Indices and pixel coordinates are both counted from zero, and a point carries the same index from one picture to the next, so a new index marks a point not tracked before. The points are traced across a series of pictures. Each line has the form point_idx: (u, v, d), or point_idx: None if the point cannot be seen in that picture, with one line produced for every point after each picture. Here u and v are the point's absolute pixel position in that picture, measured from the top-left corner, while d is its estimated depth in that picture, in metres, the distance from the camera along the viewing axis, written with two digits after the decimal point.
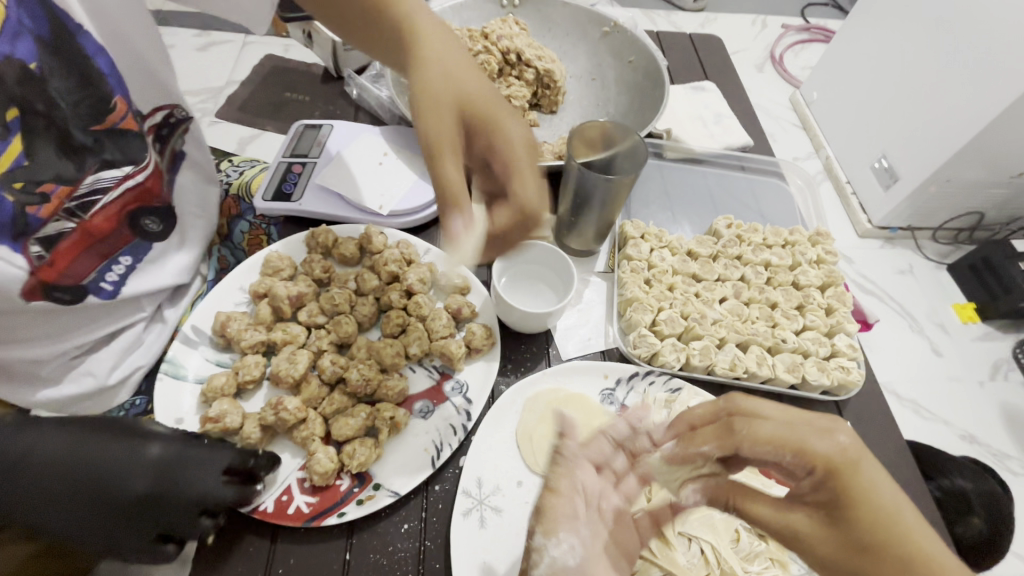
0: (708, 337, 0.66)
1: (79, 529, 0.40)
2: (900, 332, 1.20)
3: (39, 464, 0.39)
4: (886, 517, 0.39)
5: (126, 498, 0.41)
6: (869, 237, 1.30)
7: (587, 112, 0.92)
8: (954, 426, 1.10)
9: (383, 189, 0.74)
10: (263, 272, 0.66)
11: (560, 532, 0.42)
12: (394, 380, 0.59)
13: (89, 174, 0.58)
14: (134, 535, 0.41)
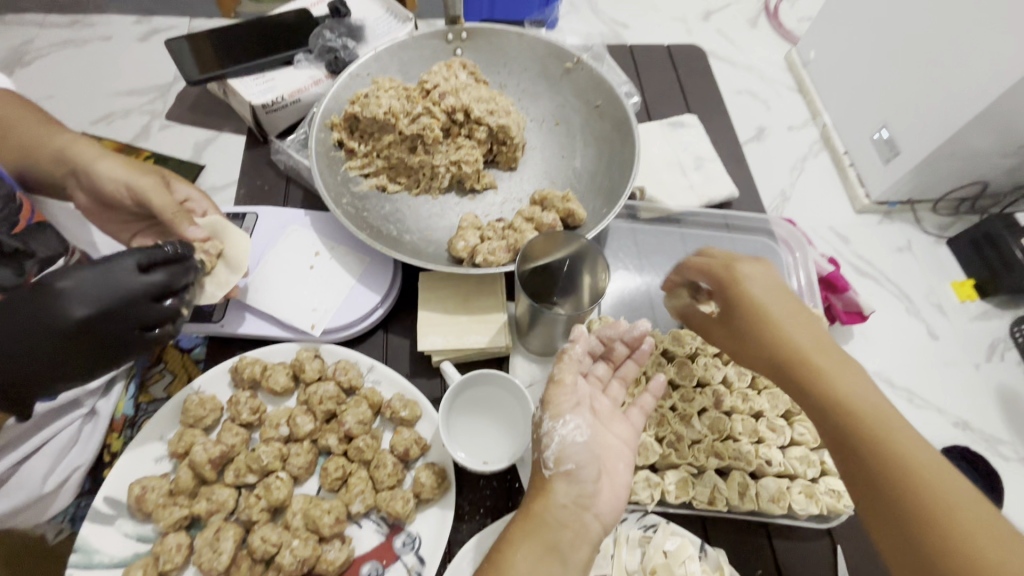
0: (683, 465, 0.60)
1: (75, 348, 0.50)
2: (895, 314, 1.08)
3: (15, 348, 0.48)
4: (765, 316, 0.51)
5: (73, 331, 0.49)
6: (866, 213, 1.18)
7: (552, 168, 0.79)
8: (947, 413, 0.99)
9: (314, 301, 0.65)
10: (183, 421, 0.59)
11: (565, 415, 0.50)
12: (334, 552, 0.53)
13: (31, 275, 0.63)
14: (109, 335, 0.51)
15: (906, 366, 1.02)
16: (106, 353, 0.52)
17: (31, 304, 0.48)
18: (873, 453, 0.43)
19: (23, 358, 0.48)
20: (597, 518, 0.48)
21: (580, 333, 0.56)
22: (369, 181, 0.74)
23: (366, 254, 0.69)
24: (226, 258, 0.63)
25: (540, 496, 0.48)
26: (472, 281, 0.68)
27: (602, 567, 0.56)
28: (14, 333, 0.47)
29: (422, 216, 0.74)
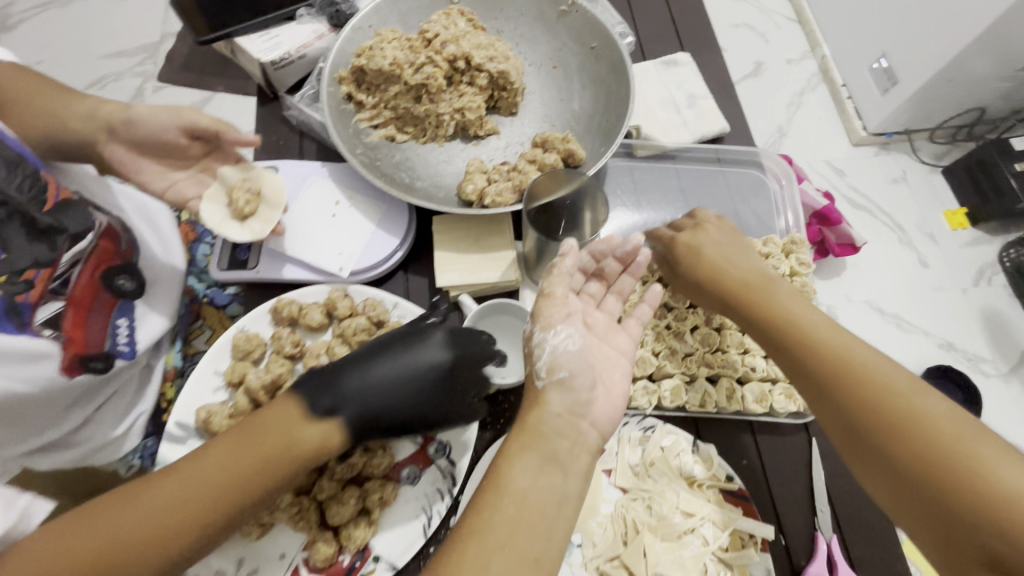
0: (678, 374, 0.68)
1: (424, 399, 0.56)
2: (888, 245, 1.13)
3: (399, 381, 0.55)
4: (709, 265, 0.63)
5: (444, 376, 0.57)
6: (863, 146, 1.21)
7: (551, 112, 0.83)
8: (933, 336, 1.06)
9: (339, 247, 0.71)
10: (234, 355, 0.67)
11: (556, 325, 0.56)
12: (378, 458, 0.62)
13: (65, 251, 0.65)
14: (458, 392, 0.58)
15: (897, 295, 1.08)
16: (434, 407, 0.57)
17: (419, 343, 0.57)
18: (794, 344, 0.54)
19: (390, 402, 0.54)
20: (594, 425, 0.53)
21: (570, 247, 0.60)
22: (379, 132, 0.78)
23: (382, 200, 0.74)
24: (265, 198, 0.68)
25: (534, 408, 0.52)
26: (482, 222, 0.73)
27: (608, 463, 0.66)
28: (403, 371, 0.55)
29: (431, 164, 0.79)
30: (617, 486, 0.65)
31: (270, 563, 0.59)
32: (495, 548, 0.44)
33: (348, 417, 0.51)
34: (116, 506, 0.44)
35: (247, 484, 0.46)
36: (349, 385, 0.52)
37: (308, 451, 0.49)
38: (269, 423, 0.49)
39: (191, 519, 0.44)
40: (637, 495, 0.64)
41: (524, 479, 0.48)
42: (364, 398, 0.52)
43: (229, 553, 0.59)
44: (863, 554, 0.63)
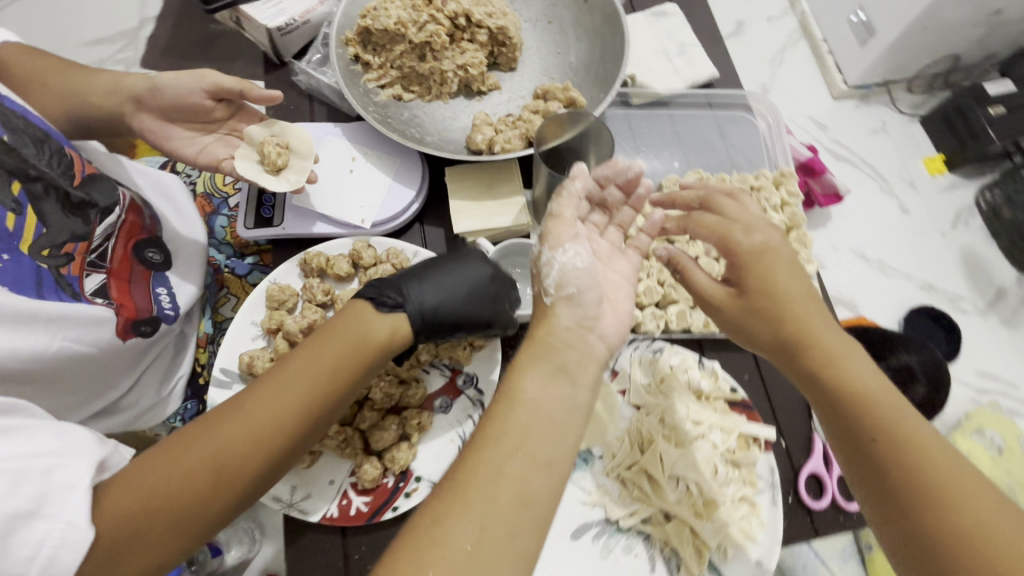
0: (682, 300, 0.74)
1: (473, 304, 0.64)
2: (870, 194, 1.20)
3: (456, 284, 0.64)
4: (778, 293, 0.53)
5: (492, 286, 0.65)
6: (843, 98, 1.27)
7: (549, 66, 0.86)
8: (915, 278, 1.13)
9: (360, 200, 0.75)
10: (269, 305, 0.71)
11: (564, 245, 0.58)
12: (413, 389, 0.68)
13: (97, 225, 0.68)
14: (499, 302, 0.65)
15: (878, 240, 1.15)
16: (485, 304, 0.64)
17: (470, 259, 0.67)
18: (865, 420, 0.48)
19: (448, 299, 0.63)
20: (602, 339, 0.54)
21: (579, 173, 0.63)
22: (386, 92, 0.82)
23: (395, 155, 0.78)
24: (294, 149, 0.71)
25: (543, 323, 0.54)
26: (493, 171, 0.77)
27: (622, 383, 0.72)
28: (450, 276, 0.65)
29: (438, 120, 0.82)
30: (632, 404, 0.71)
31: (321, 488, 0.65)
32: (507, 455, 0.45)
33: (412, 309, 0.60)
34: (225, 409, 0.49)
35: (337, 365, 0.53)
36: (416, 287, 0.62)
37: (383, 338, 0.57)
38: (343, 321, 0.56)
39: (299, 403, 0.50)
40: (650, 410, 0.70)
41: (535, 388, 0.49)
42: (421, 295, 0.62)
43: (284, 480, 0.64)
44: None
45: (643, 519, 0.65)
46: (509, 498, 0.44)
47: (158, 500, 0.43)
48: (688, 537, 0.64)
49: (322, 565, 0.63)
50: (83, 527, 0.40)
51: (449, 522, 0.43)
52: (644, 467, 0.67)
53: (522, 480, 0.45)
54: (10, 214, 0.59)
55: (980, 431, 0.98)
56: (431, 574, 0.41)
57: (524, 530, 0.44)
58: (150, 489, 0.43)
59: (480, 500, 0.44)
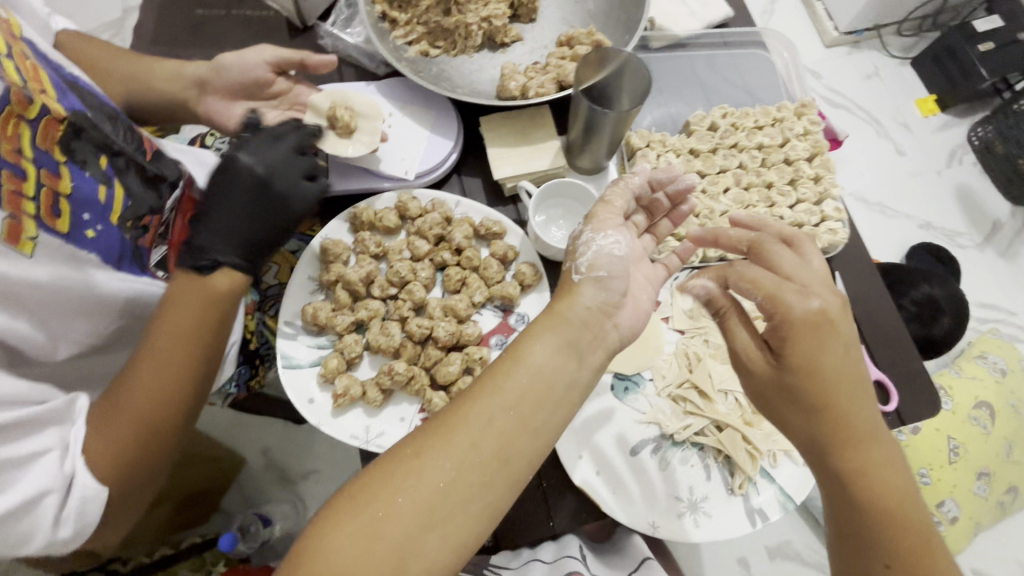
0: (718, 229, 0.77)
1: (263, 205, 0.58)
2: (866, 138, 1.37)
3: (234, 200, 0.58)
4: (825, 376, 0.50)
5: (264, 181, 0.58)
6: (836, 45, 1.40)
7: (569, 14, 0.88)
8: (915, 218, 1.33)
9: (402, 153, 0.77)
10: (324, 260, 0.73)
11: (607, 231, 0.61)
12: (471, 328, 0.72)
13: (166, 198, 0.64)
14: (292, 179, 0.60)
15: (877, 187, 1.34)
16: (275, 208, 0.59)
17: (230, 170, 0.59)
18: (891, 534, 0.48)
19: (241, 218, 0.57)
20: (616, 327, 0.59)
21: (642, 171, 0.67)
22: (414, 48, 0.83)
23: (430, 109, 0.80)
24: (359, 112, 0.74)
25: (565, 297, 0.58)
26: (526, 117, 0.80)
27: (665, 311, 0.76)
28: (229, 207, 0.57)
29: (466, 73, 0.84)
30: (677, 329, 0.76)
31: (393, 426, 0.68)
32: (497, 407, 0.50)
33: (234, 263, 0.55)
34: (118, 393, 0.50)
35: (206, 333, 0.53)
36: (206, 238, 0.56)
37: (224, 291, 0.54)
38: (186, 295, 0.53)
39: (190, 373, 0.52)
40: (694, 333, 0.75)
41: (541, 354, 0.53)
42: (220, 242, 0.55)
43: (359, 419, 0.68)
44: (885, 358, 0.75)
45: (697, 432, 0.70)
46: (489, 450, 0.49)
47: (121, 464, 0.49)
48: (741, 444, 0.69)
49: None
50: (94, 490, 0.48)
51: (430, 458, 0.48)
52: (694, 383, 0.72)
53: (506, 435, 0.50)
54: (100, 186, 0.56)
55: (983, 357, 1.22)
56: (380, 510, 0.45)
57: (496, 481, 0.49)
58: (109, 453, 0.49)
59: (463, 443, 0.49)
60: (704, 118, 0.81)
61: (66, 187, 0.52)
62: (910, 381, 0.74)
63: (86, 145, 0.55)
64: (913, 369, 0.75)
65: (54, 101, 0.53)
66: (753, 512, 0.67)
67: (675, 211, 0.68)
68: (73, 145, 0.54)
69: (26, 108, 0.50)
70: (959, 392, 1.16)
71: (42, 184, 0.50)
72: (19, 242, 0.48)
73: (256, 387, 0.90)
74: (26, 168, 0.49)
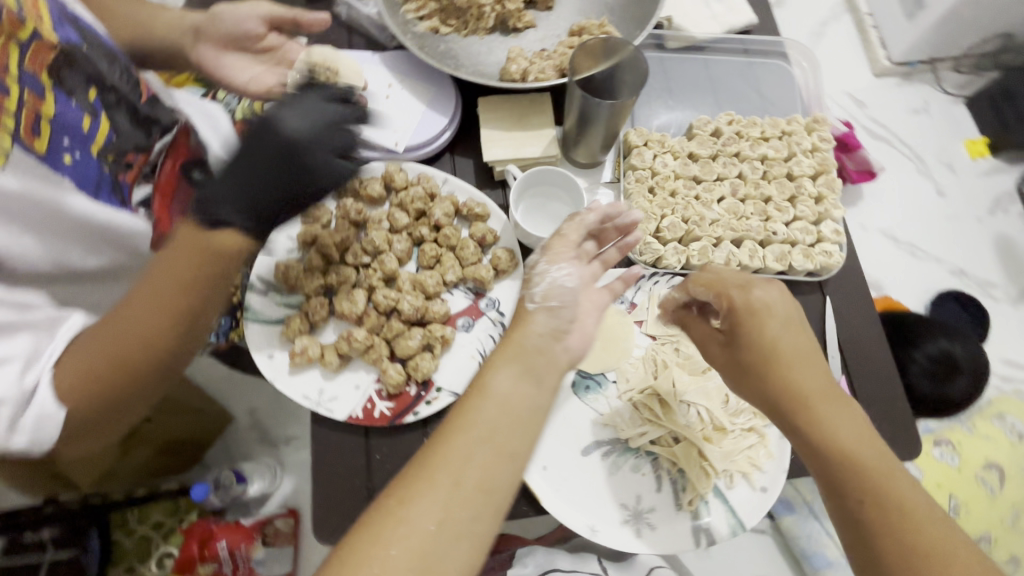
0: (706, 237, 0.74)
1: (278, 172, 0.59)
2: (906, 174, 1.29)
3: (259, 156, 0.58)
4: (767, 351, 0.54)
5: (284, 147, 0.59)
6: (886, 75, 1.34)
7: (586, 5, 0.86)
8: (947, 263, 1.24)
9: (393, 125, 0.77)
10: (305, 221, 0.74)
11: (560, 263, 0.61)
12: (438, 306, 0.71)
13: (156, 140, 0.67)
14: (316, 156, 0.61)
15: (912, 223, 1.25)
16: (294, 176, 0.60)
17: (259, 125, 0.60)
18: (854, 475, 0.50)
19: (262, 179, 0.58)
20: (566, 351, 0.56)
21: (598, 208, 0.66)
22: (424, 24, 0.83)
23: (429, 84, 0.80)
24: (342, 75, 0.75)
25: (519, 326, 0.57)
26: (524, 103, 0.79)
27: (640, 315, 0.74)
28: (259, 163, 0.58)
29: (473, 54, 0.83)
30: (649, 334, 0.73)
31: (348, 392, 0.68)
32: (475, 442, 0.47)
33: (245, 223, 0.56)
34: (118, 314, 0.52)
35: (198, 286, 0.53)
36: (217, 188, 0.56)
37: (227, 248, 0.54)
38: (191, 242, 0.53)
39: (174, 322, 0.52)
40: (665, 340, 0.73)
41: (504, 385, 0.51)
42: (246, 198, 0.57)
43: (314, 380, 0.68)
44: (871, 395, 0.71)
45: (652, 441, 0.68)
46: (472, 484, 0.46)
47: (93, 386, 0.50)
48: (697, 459, 0.66)
49: (347, 461, 0.67)
50: (53, 409, 0.49)
51: (413, 504, 0.45)
52: (657, 390, 0.70)
53: (485, 467, 0.47)
54: (85, 116, 0.58)
55: (1001, 417, 1.14)
56: (377, 560, 0.43)
57: (482, 513, 0.46)
58: (80, 371, 0.50)
59: (446, 484, 0.46)
60: (707, 123, 0.79)
61: (48, 109, 0.55)
62: (894, 423, 0.69)
63: (78, 75, 0.58)
64: (898, 412, 0.70)
65: (48, 28, 0.55)
66: (699, 531, 0.64)
67: (623, 240, 0.67)
68: (61, 72, 0.56)
69: (17, 28, 0.52)
70: (968, 449, 1.09)
71: (24, 101, 0.52)
72: None
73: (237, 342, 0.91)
74: (10, 85, 0.51)
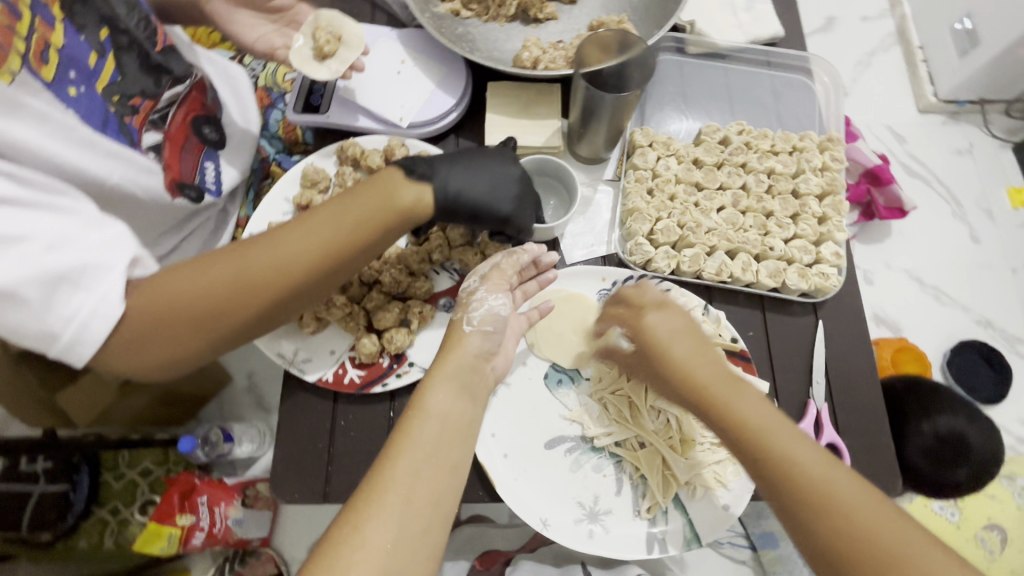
0: (699, 245, 0.73)
1: (494, 191, 0.66)
2: (942, 217, 1.24)
3: (490, 170, 0.66)
4: (660, 344, 0.56)
5: (512, 174, 0.67)
6: (931, 112, 1.29)
7: (610, 2, 0.86)
8: (972, 312, 1.19)
9: (401, 100, 0.78)
10: (303, 184, 0.75)
11: (496, 292, 0.62)
12: (420, 282, 0.71)
13: (166, 89, 0.69)
14: (523, 202, 0.67)
15: (939, 267, 1.20)
16: (498, 194, 0.66)
17: (504, 152, 0.69)
18: (766, 457, 0.49)
19: (479, 184, 0.65)
20: (492, 370, 0.60)
21: (531, 247, 0.66)
22: (446, 5, 0.84)
23: (441, 64, 0.80)
24: (344, 42, 0.73)
25: (455, 344, 0.58)
26: (533, 91, 0.79)
27: None
28: (481, 162, 0.66)
29: (491, 40, 0.84)
30: None
31: (322, 356, 0.69)
32: (418, 458, 0.48)
33: (440, 193, 0.62)
34: (253, 243, 0.56)
35: (356, 222, 0.57)
36: (444, 167, 0.64)
37: (395, 209, 0.59)
38: (372, 185, 0.59)
39: (319, 250, 0.56)
40: None
41: (442, 402, 0.52)
42: (450, 179, 0.63)
43: (291, 340, 0.69)
44: (855, 428, 0.68)
45: (616, 442, 0.67)
46: (421, 498, 0.47)
47: (203, 303, 0.53)
48: (659, 467, 0.65)
49: (312, 422, 0.67)
50: (114, 303, 0.50)
51: (369, 526, 0.45)
52: (628, 392, 0.69)
53: (433, 482, 0.48)
54: (92, 53, 0.61)
55: (1011, 478, 1.06)
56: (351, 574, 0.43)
57: (430, 523, 0.47)
58: (193, 285, 0.53)
59: (397, 502, 0.46)
60: (716, 130, 0.79)
61: (58, 40, 0.58)
62: (874, 459, 0.66)
63: (91, 13, 0.61)
64: (882, 449, 0.67)
65: None
66: (653, 540, 0.63)
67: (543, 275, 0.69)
68: (74, 8, 0.60)
69: None
70: (971, 506, 1.02)
71: (35, 28, 0.56)
72: None
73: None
74: (24, 11, 0.55)
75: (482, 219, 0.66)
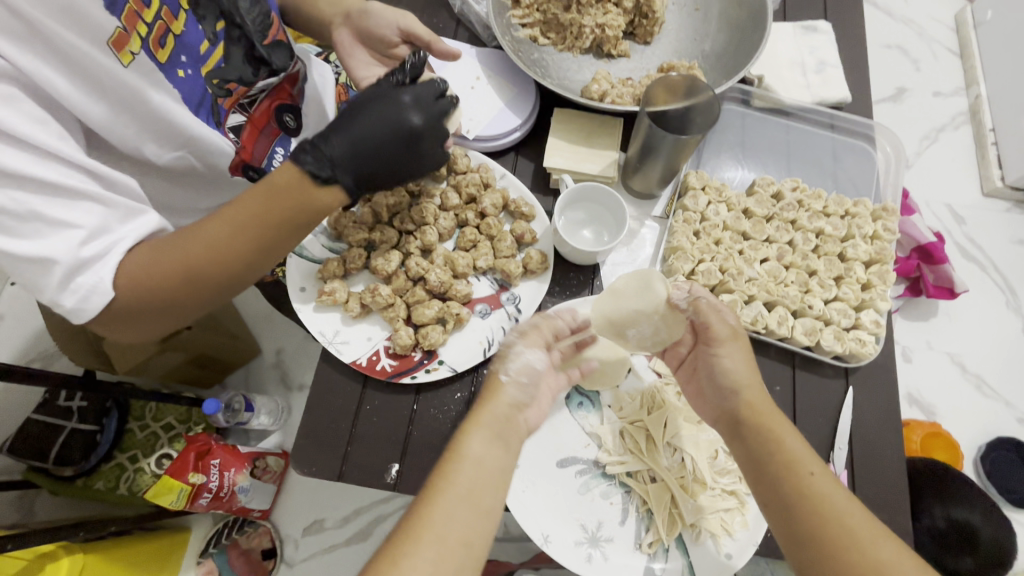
0: (738, 292, 0.73)
1: (396, 154, 0.63)
2: (994, 305, 1.20)
3: (382, 131, 0.61)
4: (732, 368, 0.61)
5: (408, 130, 0.62)
6: (996, 197, 1.27)
7: (683, 48, 0.89)
8: (1015, 409, 1.14)
9: (472, 114, 0.83)
10: None
11: (529, 345, 0.63)
12: (462, 285, 0.74)
13: (260, 80, 0.72)
14: (425, 150, 0.65)
15: (985, 357, 1.16)
16: (403, 156, 0.63)
17: (392, 101, 0.62)
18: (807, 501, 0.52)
19: (377, 154, 0.61)
20: (526, 421, 0.59)
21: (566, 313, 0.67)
22: (526, 31, 0.88)
23: (513, 85, 0.85)
24: None
25: (490, 396, 0.58)
26: (596, 122, 0.82)
27: None
28: (374, 123, 0.61)
29: (563, 69, 0.88)
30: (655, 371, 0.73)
31: (359, 340, 0.72)
32: (456, 501, 0.49)
33: (351, 182, 0.59)
34: (190, 235, 0.55)
35: (278, 225, 0.56)
36: (337, 147, 0.58)
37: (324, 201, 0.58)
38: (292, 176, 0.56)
39: (255, 241, 0.56)
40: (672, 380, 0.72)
41: (478, 449, 0.53)
42: (350, 161, 0.59)
43: (332, 319, 0.73)
44: (873, 503, 0.66)
45: (628, 472, 0.68)
46: (455, 539, 0.47)
47: (150, 299, 0.54)
48: (667, 503, 0.66)
49: (338, 402, 0.70)
50: (104, 290, 0.52)
51: (406, 562, 0.45)
52: (647, 425, 0.70)
53: (467, 524, 0.48)
54: (204, 42, 0.67)
55: None
56: None
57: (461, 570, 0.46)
58: (140, 279, 0.54)
59: (433, 544, 0.46)
60: (771, 184, 0.80)
61: (178, 28, 0.64)
62: None
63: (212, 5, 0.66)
64: (899, 530, 0.65)
65: None
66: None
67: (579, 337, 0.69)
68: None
69: None
70: None
71: (160, 16, 0.62)
72: (120, 51, 0.59)
73: (281, 278, 0.90)
74: None
75: (393, 180, 0.65)
